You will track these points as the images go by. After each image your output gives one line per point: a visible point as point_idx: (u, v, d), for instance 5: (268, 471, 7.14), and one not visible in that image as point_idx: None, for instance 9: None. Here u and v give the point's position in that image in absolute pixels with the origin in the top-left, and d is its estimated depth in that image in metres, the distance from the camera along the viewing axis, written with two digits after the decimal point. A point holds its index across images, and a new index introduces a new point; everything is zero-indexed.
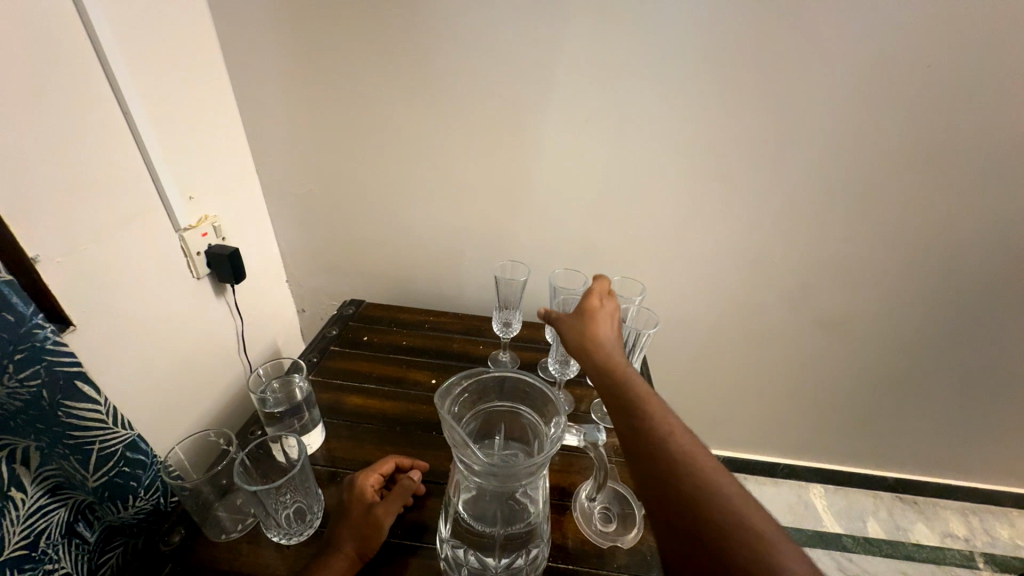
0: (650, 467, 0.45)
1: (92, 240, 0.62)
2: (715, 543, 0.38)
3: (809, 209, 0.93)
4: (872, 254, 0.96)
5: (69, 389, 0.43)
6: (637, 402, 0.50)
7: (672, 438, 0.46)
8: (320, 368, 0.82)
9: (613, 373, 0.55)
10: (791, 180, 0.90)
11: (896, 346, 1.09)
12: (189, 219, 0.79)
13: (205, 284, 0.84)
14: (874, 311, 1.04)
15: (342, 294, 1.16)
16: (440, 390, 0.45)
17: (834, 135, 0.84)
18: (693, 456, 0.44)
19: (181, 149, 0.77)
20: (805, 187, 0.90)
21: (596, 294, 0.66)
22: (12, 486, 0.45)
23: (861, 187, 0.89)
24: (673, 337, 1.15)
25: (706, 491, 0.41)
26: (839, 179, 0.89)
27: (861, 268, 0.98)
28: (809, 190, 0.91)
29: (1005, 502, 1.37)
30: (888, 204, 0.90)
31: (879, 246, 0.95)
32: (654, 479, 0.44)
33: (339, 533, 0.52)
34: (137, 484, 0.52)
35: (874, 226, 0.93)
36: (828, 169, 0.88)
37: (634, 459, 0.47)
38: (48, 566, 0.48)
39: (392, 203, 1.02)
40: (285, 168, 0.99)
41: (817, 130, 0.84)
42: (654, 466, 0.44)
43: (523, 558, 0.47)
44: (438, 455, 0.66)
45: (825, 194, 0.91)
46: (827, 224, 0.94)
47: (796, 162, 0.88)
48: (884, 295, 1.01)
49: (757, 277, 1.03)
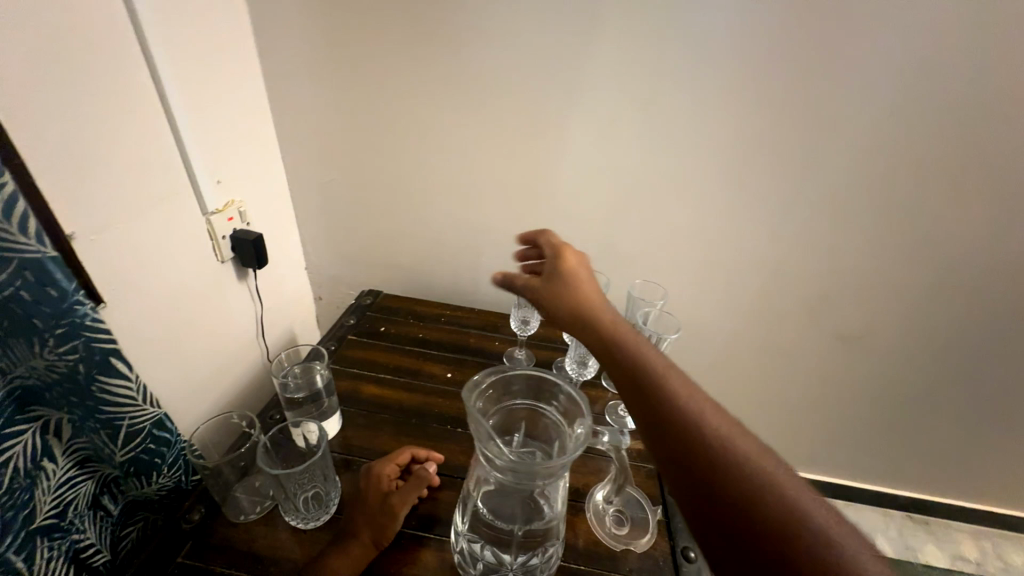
0: (679, 444, 0.38)
1: (126, 220, 0.63)
2: (767, 523, 0.33)
3: (837, 220, 0.91)
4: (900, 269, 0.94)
5: (104, 365, 0.44)
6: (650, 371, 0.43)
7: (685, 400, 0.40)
8: (338, 356, 0.83)
9: (608, 334, 0.48)
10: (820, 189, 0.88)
11: (922, 363, 1.06)
12: (216, 203, 0.80)
13: (228, 268, 0.85)
14: (898, 327, 1.02)
15: (360, 283, 1.16)
16: (467, 383, 0.46)
17: (868, 146, 0.82)
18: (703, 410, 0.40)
19: (212, 134, 0.78)
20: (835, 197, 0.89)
21: (568, 254, 0.58)
22: (44, 457, 0.46)
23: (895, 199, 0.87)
24: (689, 343, 1.14)
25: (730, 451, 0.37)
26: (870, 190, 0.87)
27: (888, 283, 0.96)
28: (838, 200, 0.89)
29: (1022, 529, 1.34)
30: (921, 218, 0.88)
31: (907, 261, 0.93)
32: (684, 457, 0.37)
33: (355, 521, 0.52)
34: (161, 461, 0.53)
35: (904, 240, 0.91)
36: (863, 178, 0.86)
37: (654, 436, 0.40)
38: (75, 536, 0.49)
39: (414, 196, 1.02)
40: (310, 156, 0.99)
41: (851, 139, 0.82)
42: (685, 443, 0.38)
43: (539, 556, 0.47)
44: (454, 449, 0.67)
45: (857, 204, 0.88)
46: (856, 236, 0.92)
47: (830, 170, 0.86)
48: (909, 312, 0.99)
49: (778, 286, 1.01)
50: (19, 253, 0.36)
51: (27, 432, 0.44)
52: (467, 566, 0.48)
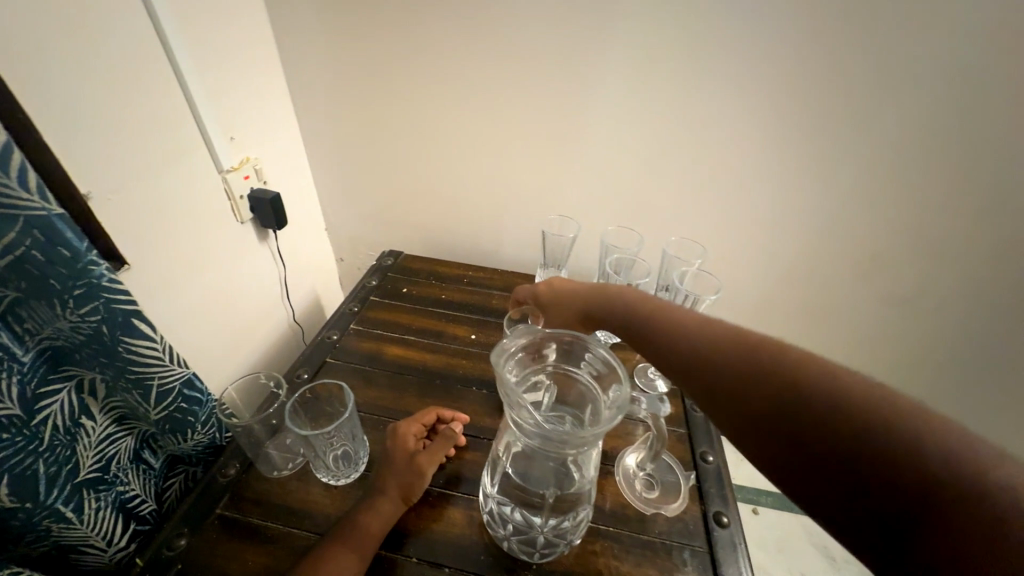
0: (767, 421, 0.36)
1: (137, 180, 0.62)
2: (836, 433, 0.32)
3: (904, 182, 0.79)
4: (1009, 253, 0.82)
5: (127, 327, 0.44)
6: (684, 342, 0.45)
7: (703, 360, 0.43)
8: (363, 318, 0.82)
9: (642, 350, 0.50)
10: (924, 148, 0.75)
11: (1002, 357, 0.95)
12: (231, 161, 0.78)
13: (248, 228, 0.84)
14: (993, 315, 0.90)
15: (378, 244, 1.12)
16: (496, 346, 0.43)
17: (980, 74, 0.68)
18: (715, 352, 0.42)
19: (219, 86, 0.74)
20: (925, 149, 0.75)
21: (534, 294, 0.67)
22: (82, 415, 0.47)
23: (1005, 151, 0.73)
24: (721, 305, 1.04)
25: (762, 378, 0.38)
26: (974, 139, 0.73)
27: (991, 266, 0.84)
28: (929, 154, 0.76)
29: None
30: (958, 135, 0.73)
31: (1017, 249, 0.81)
32: (779, 434, 0.35)
33: (384, 478, 0.51)
34: (194, 419, 0.54)
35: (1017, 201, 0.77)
36: (962, 132, 0.73)
37: (727, 410, 0.40)
38: (121, 488, 0.50)
39: (430, 152, 0.95)
40: (323, 110, 0.94)
41: (949, 71, 0.68)
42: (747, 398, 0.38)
43: (570, 520, 0.46)
44: (479, 410, 0.66)
45: (957, 161, 0.76)
46: (956, 217, 0.81)
47: (914, 112, 0.73)
48: (990, 307, 0.89)
49: (830, 245, 0.90)
50: (24, 211, 0.35)
51: (63, 391, 0.44)
52: (498, 525, 0.48)
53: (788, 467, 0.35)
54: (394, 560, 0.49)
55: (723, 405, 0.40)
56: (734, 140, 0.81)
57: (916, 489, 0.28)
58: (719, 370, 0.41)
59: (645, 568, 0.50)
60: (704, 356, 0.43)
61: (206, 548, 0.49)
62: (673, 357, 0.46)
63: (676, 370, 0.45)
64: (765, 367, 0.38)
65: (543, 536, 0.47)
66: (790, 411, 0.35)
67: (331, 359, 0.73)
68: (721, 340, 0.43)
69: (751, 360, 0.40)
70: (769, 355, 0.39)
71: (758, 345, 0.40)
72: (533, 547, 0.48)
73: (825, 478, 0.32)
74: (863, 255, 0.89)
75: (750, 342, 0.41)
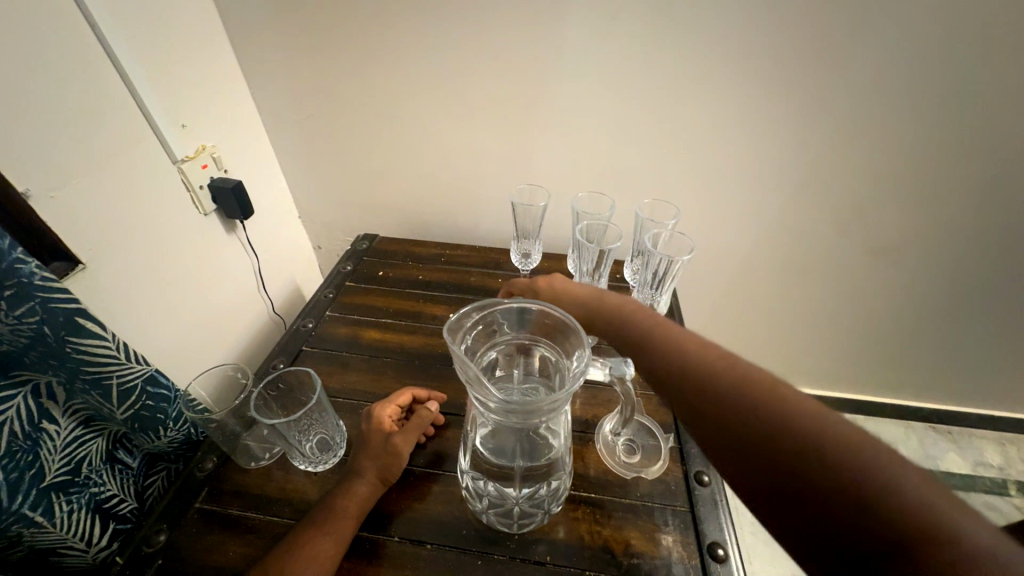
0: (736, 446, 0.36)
1: (82, 173, 0.59)
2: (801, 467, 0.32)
3: (885, 127, 0.77)
4: (982, 195, 0.82)
5: (72, 326, 0.42)
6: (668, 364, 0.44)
7: (687, 383, 0.41)
8: (339, 304, 0.80)
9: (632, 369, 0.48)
10: (905, 91, 0.72)
11: (976, 296, 0.97)
12: (185, 150, 0.75)
13: (212, 220, 0.81)
14: (967, 258, 0.91)
15: (351, 228, 1.10)
16: (449, 322, 0.41)
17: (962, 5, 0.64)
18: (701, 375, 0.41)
19: (161, 70, 0.70)
20: (904, 91, 0.73)
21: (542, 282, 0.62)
22: (44, 419, 0.46)
23: (984, 89, 0.71)
24: (704, 266, 1.02)
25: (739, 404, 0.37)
26: (954, 78, 0.70)
27: (965, 211, 0.84)
28: (909, 96, 0.73)
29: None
30: (940, 74, 0.70)
31: (989, 192, 0.81)
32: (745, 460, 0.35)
33: (361, 461, 0.51)
34: (164, 416, 0.54)
35: (994, 141, 0.75)
36: (942, 71, 0.70)
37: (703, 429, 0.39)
38: (95, 490, 0.50)
39: (394, 128, 0.91)
40: (280, 92, 0.89)
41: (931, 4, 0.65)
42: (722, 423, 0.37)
43: (545, 488, 0.46)
44: (458, 387, 0.65)
45: (936, 103, 0.73)
46: (936, 162, 0.79)
47: (892, 53, 0.69)
48: (964, 252, 0.90)
49: (814, 199, 0.87)
50: None
51: (17, 397, 0.43)
52: (475, 500, 0.49)
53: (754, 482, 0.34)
54: (375, 541, 0.49)
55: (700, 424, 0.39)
56: (710, 95, 0.77)
57: (878, 520, 0.28)
58: (700, 392, 0.40)
59: (627, 531, 0.50)
60: (685, 375, 0.42)
61: (187, 541, 0.49)
62: (656, 375, 0.44)
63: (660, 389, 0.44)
64: (744, 392, 0.37)
65: (518, 507, 0.48)
66: (759, 435, 0.35)
67: (307, 348, 0.72)
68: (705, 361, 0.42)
69: (730, 385, 0.38)
70: (752, 383, 0.38)
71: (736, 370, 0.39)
72: (511, 518, 0.48)
73: (786, 497, 0.32)
74: (845, 207, 0.87)
75: (731, 367, 0.40)
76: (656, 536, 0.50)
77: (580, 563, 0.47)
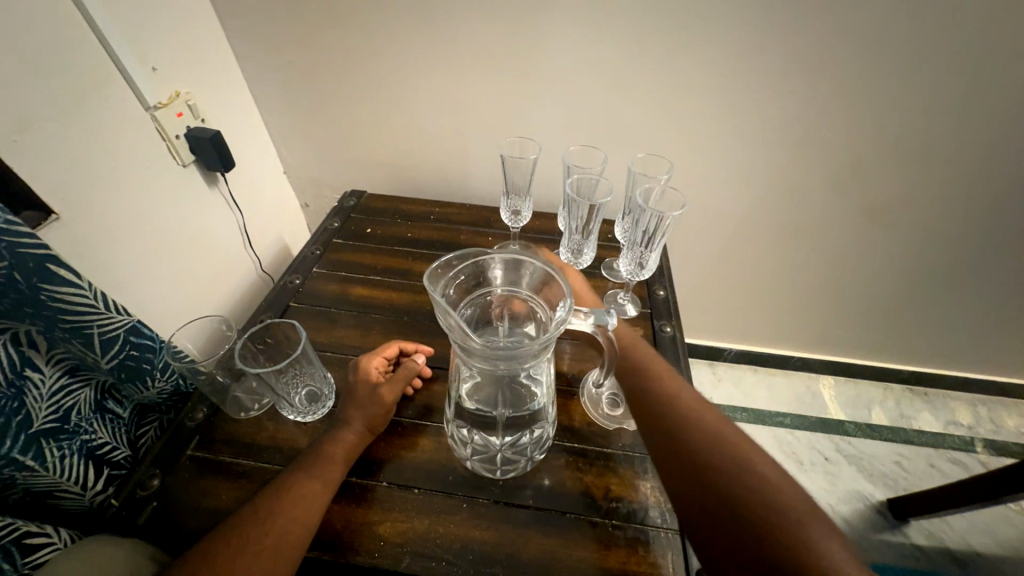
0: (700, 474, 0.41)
1: (47, 116, 0.55)
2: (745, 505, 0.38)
3: (891, 82, 0.74)
4: (985, 157, 0.80)
5: (43, 273, 0.42)
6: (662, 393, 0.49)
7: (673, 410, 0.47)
8: (326, 261, 0.79)
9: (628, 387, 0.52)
10: (915, 41, 0.69)
11: (964, 259, 0.97)
12: (158, 96, 0.71)
13: (192, 172, 0.78)
14: (960, 222, 0.90)
15: (339, 184, 1.07)
16: (431, 272, 0.41)
17: None
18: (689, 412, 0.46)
19: (125, 5, 0.64)
20: (912, 43, 0.70)
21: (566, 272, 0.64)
22: (27, 367, 0.45)
23: (994, 43, 0.68)
24: (697, 227, 1.01)
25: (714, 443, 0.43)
26: (966, 30, 0.67)
27: (965, 174, 0.83)
28: (917, 49, 0.70)
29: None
30: (952, 24, 0.67)
31: (993, 153, 0.79)
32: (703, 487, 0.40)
33: (348, 410, 0.52)
34: (151, 367, 0.54)
35: (1004, 99, 0.73)
36: (955, 21, 0.67)
37: (673, 464, 0.43)
38: (86, 437, 0.50)
39: (379, 77, 0.86)
40: (257, 36, 0.84)
41: None
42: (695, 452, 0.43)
43: (527, 435, 0.48)
44: (447, 343, 0.65)
45: (945, 57, 0.70)
46: (940, 120, 0.77)
47: (905, 0, 0.66)
48: (957, 216, 0.89)
49: (812, 158, 0.85)
50: None
51: None
52: (460, 447, 0.51)
53: (704, 528, 0.39)
54: (363, 485, 0.51)
55: (681, 472, 0.42)
56: (712, 45, 0.73)
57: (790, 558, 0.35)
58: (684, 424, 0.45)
59: (608, 477, 0.52)
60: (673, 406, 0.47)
61: (181, 485, 0.51)
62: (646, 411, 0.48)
63: (649, 431, 0.47)
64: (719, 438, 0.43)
65: (502, 452, 0.49)
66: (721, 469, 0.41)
67: (294, 303, 0.71)
68: (710, 425, 0.45)
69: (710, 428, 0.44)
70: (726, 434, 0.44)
71: (738, 446, 0.43)
72: (494, 464, 0.50)
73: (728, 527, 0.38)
74: (843, 167, 0.85)
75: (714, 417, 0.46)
76: (635, 482, 0.52)
77: (561, 506, 0.49)
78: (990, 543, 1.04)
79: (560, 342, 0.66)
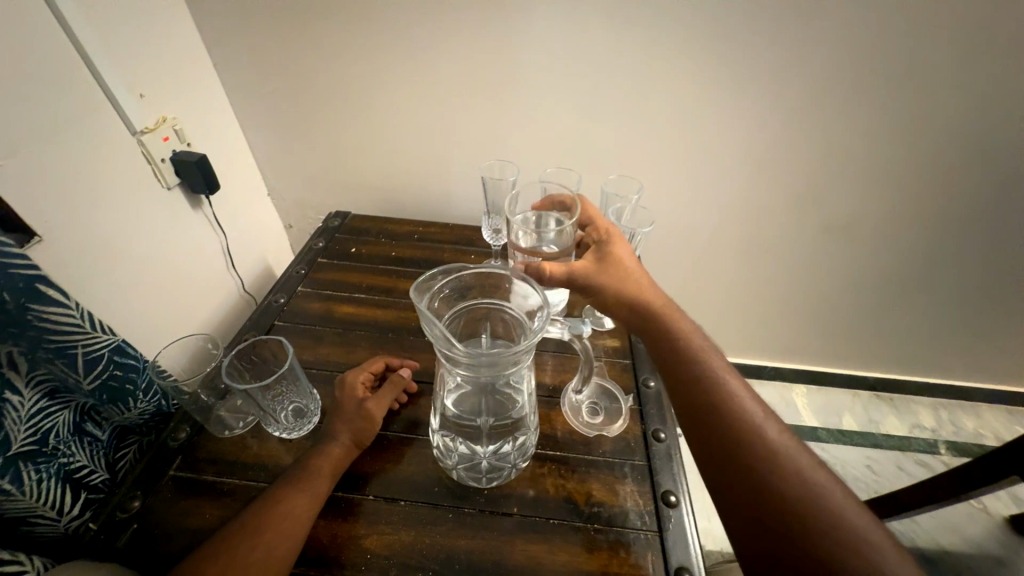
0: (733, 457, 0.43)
1: (36, 140, 0.57)
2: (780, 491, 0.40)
3: (834, 110, 0.82)
4: (925, 175, 0.89)
5: (32, 293, 0.43)
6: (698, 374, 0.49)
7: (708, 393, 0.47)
8: (311, 280, 0.80)
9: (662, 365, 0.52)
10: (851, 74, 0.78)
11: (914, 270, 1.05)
12: (145, 121, 0.72)
13: (177, 194, 0.80)
14: (908, 234, 0.98)
15: (322, 206, 1.09)
16: (417, 286, 0.44)
17: None
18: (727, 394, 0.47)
19: (116, 36, 0.67)
20: (849, 75, 0.78)
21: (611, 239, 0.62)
22: (5, 389, 0.45)
23: (917, 77, 0.77)
24: (670, 243, 1.06)
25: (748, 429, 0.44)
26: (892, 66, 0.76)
27: (910, 191, 0.91)
28: (853, 81, 0.78)
29: (1010, 401, 1.37)
30: (880, 60, 0.76)
31: (933, 173, 0.88)
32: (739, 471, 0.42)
33: (334, 425, 0.53)
34: (133, 386, 0.55)
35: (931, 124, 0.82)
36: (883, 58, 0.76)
37: (709, 446, 0.44)
38: (64, 459, 0.50)
39: (364, 104, 0.90)
40: (245, 65, 0.87)
41: None
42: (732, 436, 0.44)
43: (509, 443, 0.50)
44: (431, 357, 0.67)
45: (876, 89, 0.79)
46: (880, 143, 0.85)
47: (838, 41, 0.75)
48: (904, 230, 0.97)
49: (771, 178, 0.92)
50: None
51: None
52: (446, 457, 0.52)
53: (738, 507, 0.41)
54: (350, 499, 0.51)
55: (713, 455, 0.44)
56: (674, 77, 0.80)
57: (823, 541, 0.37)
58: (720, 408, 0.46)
59: (590, 483, 0.54)
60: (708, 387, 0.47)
61: (163, 506, 0.50)
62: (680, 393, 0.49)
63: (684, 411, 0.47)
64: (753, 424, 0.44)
65: (486, 461, 0.51)
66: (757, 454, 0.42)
67: (279, 321, 0.72)
68: (744, 408, 0.46)
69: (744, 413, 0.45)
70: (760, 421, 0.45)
71: (772, 434, 0.44)
72: (479, 473, 0.52)
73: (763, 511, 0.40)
74: (799, 186, 0.92)
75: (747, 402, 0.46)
76: (617, 487, 0.54)
77: (546, 513, 0.51)
78: (956, 540, 1.09)
79: (542, 354, 0.68)
